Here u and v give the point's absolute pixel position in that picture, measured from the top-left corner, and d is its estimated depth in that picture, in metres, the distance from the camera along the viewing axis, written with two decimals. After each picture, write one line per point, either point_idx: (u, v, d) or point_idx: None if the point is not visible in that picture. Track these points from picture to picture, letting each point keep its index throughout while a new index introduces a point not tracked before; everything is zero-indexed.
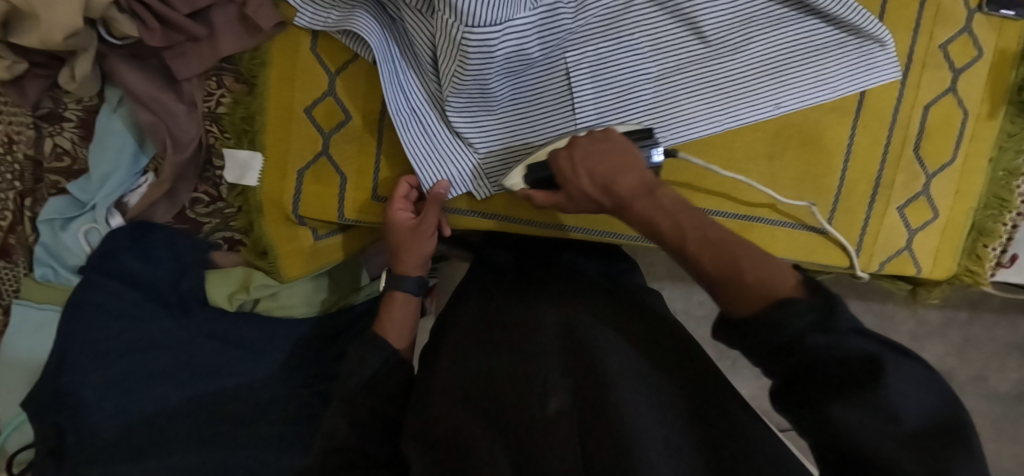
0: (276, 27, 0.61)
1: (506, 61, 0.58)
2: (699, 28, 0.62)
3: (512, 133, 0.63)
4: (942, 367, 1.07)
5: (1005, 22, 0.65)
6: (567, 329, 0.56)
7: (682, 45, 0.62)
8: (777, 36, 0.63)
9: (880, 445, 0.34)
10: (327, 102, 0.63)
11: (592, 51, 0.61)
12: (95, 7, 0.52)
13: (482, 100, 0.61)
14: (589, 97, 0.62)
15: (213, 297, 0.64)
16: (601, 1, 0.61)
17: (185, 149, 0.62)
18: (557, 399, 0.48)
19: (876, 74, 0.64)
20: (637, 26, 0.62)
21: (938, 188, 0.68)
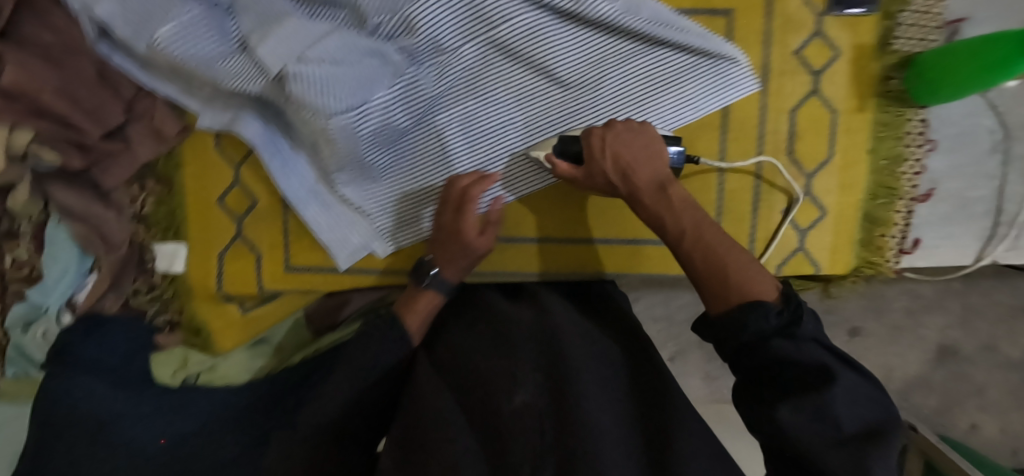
0: (183, 132, 0.70)
1: (377, 135, 0.64)
2: (554, 75, 0.67)
3: (398, 194, 0.69)
4: (945, 340, 0.95)
5: (858, 19, 0.67)
6: (542, 331, 0.59)
7: (541, 91, 0.67)
8: (631, 69, 0.67)
9: (814, 443, 0.45)
10: (236, 189, 0.70)
11: (458, 112, 0.67)
12: (15, 146, 0.63)
13: (363, 171, 0.67)
14: (464, 152, 0.68)
15: (158, 377, 0.71)
16: (458, 66, 0.66)
17: (118, 249, 0.70)
18: (523, 393, 0.51)
19: (735, 89, 0.67)
20: (496, 82, 0.67)
21: (821, 186, 0.69)
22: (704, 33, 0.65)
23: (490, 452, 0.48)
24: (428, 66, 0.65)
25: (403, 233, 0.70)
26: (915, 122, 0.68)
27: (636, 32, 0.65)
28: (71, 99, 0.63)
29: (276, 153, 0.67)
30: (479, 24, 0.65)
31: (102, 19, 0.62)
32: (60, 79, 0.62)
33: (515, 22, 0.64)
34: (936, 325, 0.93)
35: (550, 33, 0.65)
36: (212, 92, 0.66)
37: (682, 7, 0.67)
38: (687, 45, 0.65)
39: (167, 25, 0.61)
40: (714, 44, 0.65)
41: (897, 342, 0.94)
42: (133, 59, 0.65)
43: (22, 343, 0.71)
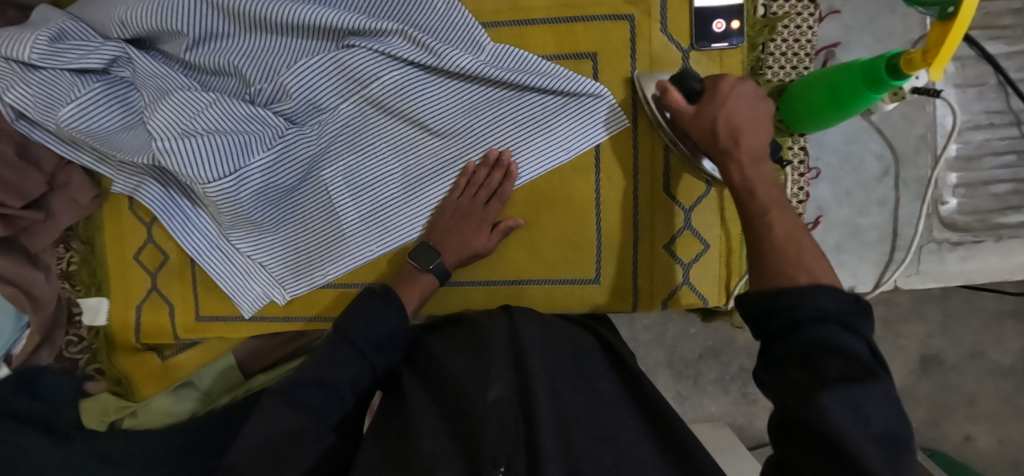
0: (98, 197, 0.75)
1: (261, 193, 0.69)
2: (426, 126, 0.70)
3: (291, 245, 0.73)
4: (928, 350, 0.94)
5: (724, 53, 0.67)
6: (513, 334, 0.59)
7: (418, 142, 0.71)
8: (501, 116, 0.69)
9: (852, 439, 0.37)
10: (150, 246, 0.76)
11: (340, 166, 0.71)
12: None
13: (255, 226, 0.71)
14: (348, 203, 0.71)
15: (86, 423, 0.76)
16: (337, 123, 0.70)
17: (46, 306, 0.75)
18: (499, 388, 0.50)
19: (605, 126, 0.68)
20: (375, 136, 0.71)
21: (701, 220, 0.69)
22: (567, 75, 0.67)
23: (461, 445, 0.47)
24: (309, 125, 0.70)
25: (298, 281, 0.74)
26: (795, 151, 0.67)
27: (500, 80, 0.68)
28: None
29: (178, 213, 0.73)
30: (353, 84, 0.69)
31: (14, 103, 0.69)
32: None
33: (384, 80, 0.68)
34: (916, 334, 0.94)
35: (419, 87, 0.69)
36: (117, 161, 0.72)
37: (547, 53, 0.69)
38: (552, 89, 0.67)
39: (67, 105, 0.67)
40: (577, 85, 0.67)
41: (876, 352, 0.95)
42: (49, 137, 0.72)
43: None
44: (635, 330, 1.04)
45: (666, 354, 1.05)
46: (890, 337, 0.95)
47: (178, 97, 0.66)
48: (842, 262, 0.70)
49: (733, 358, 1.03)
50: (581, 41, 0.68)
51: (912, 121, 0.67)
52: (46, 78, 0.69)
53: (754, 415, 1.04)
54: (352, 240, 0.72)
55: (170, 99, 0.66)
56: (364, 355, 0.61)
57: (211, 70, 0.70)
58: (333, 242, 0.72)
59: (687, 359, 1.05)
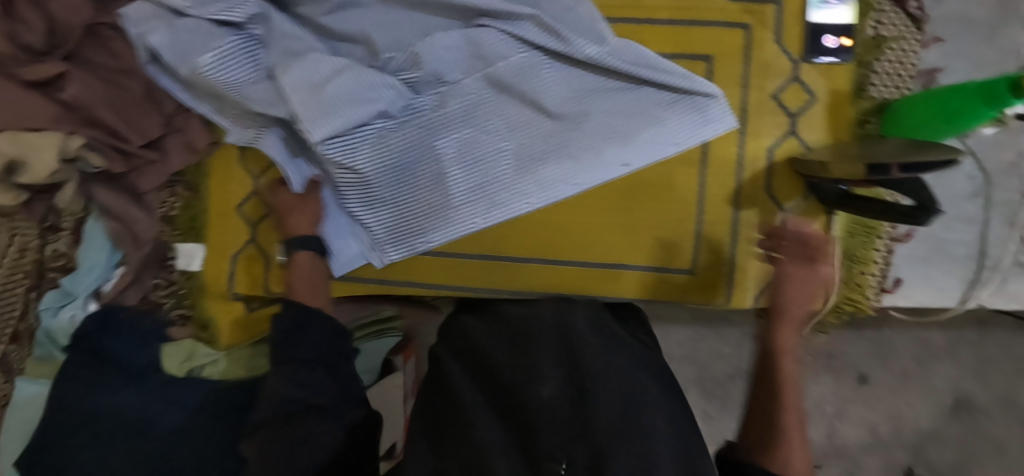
0: (211, 145, 0.77)
1: (377, 154, 0.71)
2: (544, 108, 0.72)
3: (394, 209, 0.74)
4: (960, 392, 0.95)
5: (832, 67, 0.71)
6: (560, 328, 0.64)
7: (532, 122, 0.73)
8: (615, 105, 0.72)
9: None
10: (254, 199, 0.77)
11: (454, 137, 0.73)
12: (70, 150, 0.68)
13: (363, 186, 0.72)
14: (458, 176, 0.72)
15: (167, 368, 0.78)
16: (457, 96, 0.73)
17: (145, 245, 0.77)
18: (551, 386, 0.56)
19: (714, 125, 0.71)
20: (492, 112, 0.73)
21: (801, 222, 0.72)
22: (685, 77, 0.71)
23: (517, 434, 0.55)
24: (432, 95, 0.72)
25: (396, 245, 0.75)
26: None
27: (622, 71, 0.71)
28: (117, 112, 0.71)
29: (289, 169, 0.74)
30: (478, 61, 0.72)
31: (154, 46, 0.70)
32: (110, 96, 0.71)
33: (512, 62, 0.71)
34: (948, 374, 0.95)
35: (543, 72, 0.72)
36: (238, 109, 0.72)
37: (663, 51, 0.73)
38: (669, 84, 0.70)
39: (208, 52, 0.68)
40: (694, 82, 0.70)
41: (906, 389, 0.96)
42: (173, 82, 0.72)
43: (50, 327, 0.79)
44: (669, 345, 1.03)
45: (697, 372, 1.02)
46: (921, 375, 0.96)
47: (313, 58, 0.67)
48: (928, 276, 0.72)
49: None
50: (699, 43, 0.72)
51: (1001, 148, 0.71)
52: (188, 27, 0.69)
53: None
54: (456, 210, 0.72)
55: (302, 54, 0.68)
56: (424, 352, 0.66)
57: (344, 35, 0.73)
58: (436, 210, 0.73)
59: (717, 379, 1.03)
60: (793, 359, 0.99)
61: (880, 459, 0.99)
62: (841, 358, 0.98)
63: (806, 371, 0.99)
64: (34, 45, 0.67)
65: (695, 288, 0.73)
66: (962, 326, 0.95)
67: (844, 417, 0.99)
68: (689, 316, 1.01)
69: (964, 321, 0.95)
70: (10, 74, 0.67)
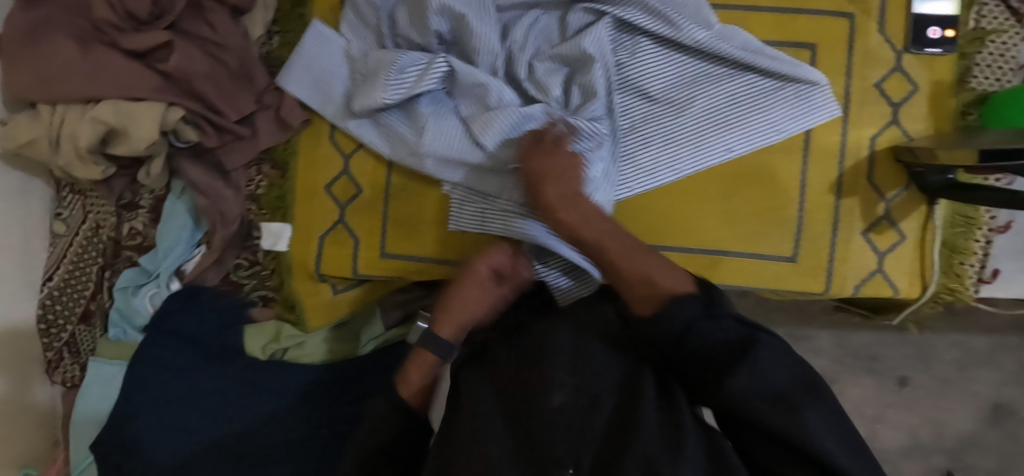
0: (304, 122, 0.75)
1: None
2: (647, 92, 0.72)
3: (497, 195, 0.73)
4: (1000, 398, 0.99)
5: (934, 58, 0.72)
6: (579, 333, 0.60)
7: (634, 107, 0.73)
8: (720, 92, 0.71)
9: None
10: (343, 179, 0.75)
11: None
12: (169, 122, 0.67)
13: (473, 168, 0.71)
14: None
15: (249, 349, 0.76)
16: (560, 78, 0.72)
17: (231, 224, 0.75)
18: (560, 393, 0.54)
19: (818, 112, 0.71)
20: None
21: (901, 211, 0.72)
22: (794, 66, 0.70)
23: (525, 449, 0.51)
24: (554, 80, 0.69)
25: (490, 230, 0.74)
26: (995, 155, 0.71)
27: (727, 57, 0.70)
28: (215, 86, 0.69)
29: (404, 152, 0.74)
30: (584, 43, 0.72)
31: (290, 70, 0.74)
32: (209, 69, 0.69)
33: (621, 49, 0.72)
34: (988, 380, 0.99)
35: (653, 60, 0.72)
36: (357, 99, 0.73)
37: (768, 38, 0.73)
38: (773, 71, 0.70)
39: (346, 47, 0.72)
40: (798, 70, 0.69)
41: (946, 393, 1.00)
42: (300, 84, 0.74)
43: (127, 307, 0.77)
44: None
45: None
46: (962, 382, 1.00)
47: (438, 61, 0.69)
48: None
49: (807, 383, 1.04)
50: (804, 31, 0.72)
51: None
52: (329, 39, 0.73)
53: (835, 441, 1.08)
54: None
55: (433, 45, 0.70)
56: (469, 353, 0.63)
57: None
58: None
59: None
60: (834, 360, 1.04)
61: (918, 464, 1.03)
62: (883, 361, 1.02)
63: (848, 372, 1.03)
64: (139, 13, 0.65)
65: (794, 276, 0.72)
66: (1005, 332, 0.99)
67: (885, 421, 1.02)
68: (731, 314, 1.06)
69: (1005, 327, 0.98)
70: (111, 42, 0.65)
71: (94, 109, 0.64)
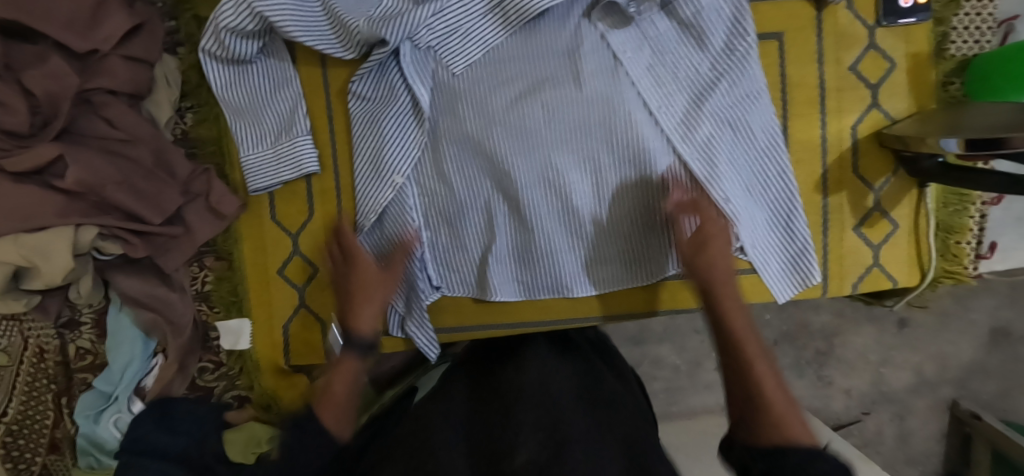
0: (239, 207, 0.69)
1: (420, 183, 0.67)
2: (511, 75, 0.64)
3: (437, 210, 0.68)
4: (997, 322, 1.08)
5: (910, 28, 0.66)
6: (541, 382, 0.56)
7: (453, 121, 0.64)
8: (559, 83, 0.63)
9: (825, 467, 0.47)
10: (296, 259, 0.70)
11: (444, 157, 0.66)
12: (82, 243, 0.60)
13: (446, 225, 0.68)
14: (453, 48, 0.63)
15: (232, 455, 0.71)
16: (456, 130, 0.64)
17: (184, 332, 0.69)
18: (526, 450, 0.45)
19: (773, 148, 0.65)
20: (440, 153, 0.66)
21: (891, 202, 0.67)
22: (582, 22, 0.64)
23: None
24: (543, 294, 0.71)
25: (457, 270, 0.71)
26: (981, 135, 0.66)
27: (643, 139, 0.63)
28: (130, 190, 0.62)
29: (427, 220, 0.68)
30: (468, 85, 0.64)
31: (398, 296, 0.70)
32: (119, 173, 0.61)
33: (757, 94, 0.64)
34: (985, 306, 1.08)
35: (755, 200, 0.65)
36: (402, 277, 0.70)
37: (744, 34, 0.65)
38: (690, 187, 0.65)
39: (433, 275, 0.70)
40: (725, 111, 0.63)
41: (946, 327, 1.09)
42: (274, 179, 0.67)
43: (94, 434, 0.71)
44: None
45: None
46: (958, 313, 1.08)
47: (395, 240, 0.69)
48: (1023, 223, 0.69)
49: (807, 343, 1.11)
50: (767, 20, 0.65)
51: None
52: (264, 159, 0.67)
53: (830, 397, 1.12)
54: (435, 204, 0.68)
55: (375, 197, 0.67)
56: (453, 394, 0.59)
57: (424, 190, 0.67)
58: (440, 211, 0.68)
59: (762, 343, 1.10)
60: (836, 314, 1.09)
61: (926, 398, 1.12)
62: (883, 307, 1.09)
63: (851, 324, 1.09)
64: (17, 130, 0.57)
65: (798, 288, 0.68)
66: None
67: (890, 363, 1.11)
68: None
69: None
70: None
71: None
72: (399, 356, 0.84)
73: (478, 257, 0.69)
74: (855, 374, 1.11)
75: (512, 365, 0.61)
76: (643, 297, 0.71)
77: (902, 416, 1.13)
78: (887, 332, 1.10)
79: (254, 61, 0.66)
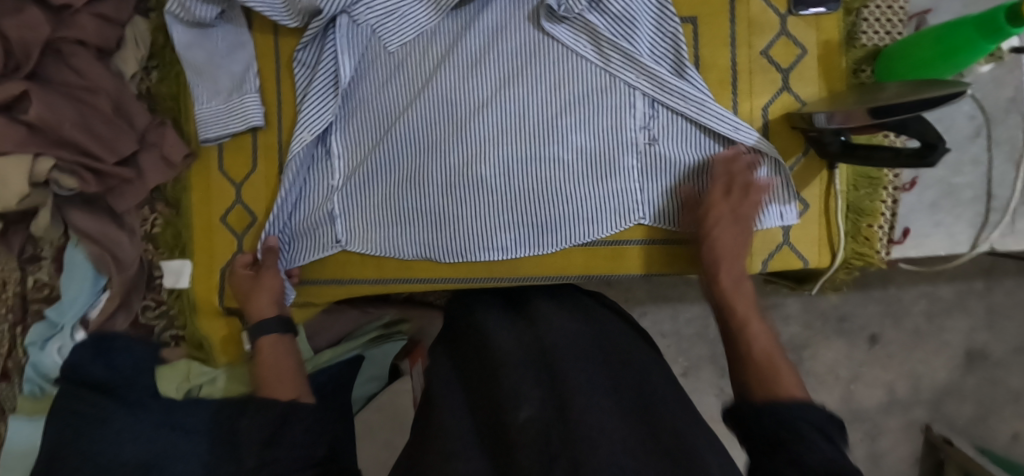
0: (188, 157, 0.75)
1: (343, 145, 0.72)
2: (437, 51, 0.70)
3: (354, 172, 0.72)
4: (973, 345, 0.98)
5: (820, 18, 0.69)
6: (540, 343, 0.58)
7: (379, 90, 0.70)
8: (480, 62, 0.69)
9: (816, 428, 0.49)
10: (237, 209, 0.75)
11: (365, 122, 0.71)
12: (38, 173, 0.67)
13: (360, 185, 0.72)
14: (391, 27, 0.69)
15: (164, 391, 0.74)
16: (380, 97, 0.71)
17: (128, 267, 0.75)
18: (529, 408, 0.47)
19: (677, 132, 0.69)
20: (363, 117, 0.71)
21: (801, 182, 0.70)
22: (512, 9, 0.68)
23: (499, 462, 0.45)
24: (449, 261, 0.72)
25: (365, 233, 0.72)
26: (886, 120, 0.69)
27: (549, 116, 0.68)
28: (88, 131, 0.68)
29: (345, 181, 0.72)
30: (398, 58, 0.70)
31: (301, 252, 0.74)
32: (77, 115, 0.68)
33: (669, 78, 0.66)
34: (965, 327, 0.98)
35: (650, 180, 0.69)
36: (312, 234, 0.73)
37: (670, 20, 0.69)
38: (593, 165, 0.69)
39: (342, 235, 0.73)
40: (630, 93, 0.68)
41: (919, 346, 0.99)
42: (223, 132, 0.73)
43: (39, 361, 0.76)
44: (678, 325, 1.01)
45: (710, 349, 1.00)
46: (935, 331, 0.99)
47: (313, 197, 0.73)
48: (938, 208, 0.71)
49: (778, 352, 1.00)
50: (683, 4, 0.69)
51: (1003, 83, 0.69)
52: (214, 113, 0.73)
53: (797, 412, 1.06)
54: (352, 165, 0.72)
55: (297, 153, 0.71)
56: (454, 357, 0.62)
57: (344, 150, 0.72)
58: (355, 173, 0.72)
59: None
60: (803, 326, 1.00)
61: (899, 418, 1.01)
62: (852, 321, 1.00)
63: (818, 337, 1.00)
64: None
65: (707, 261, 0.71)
66: (969, 278, 0.97)
67: (860, 380, 1.00)
68: (696, 293, 0.99)
69: (970, 273, 0.97)
70: None
71: None
72: (350, 319, 0.86)
73: (388, 220, 0.72)
74: (824, 388, 1.01)
75: (493, 326, 0.63)
76: (559, 263, 0.73)
77: (873, 437, 1.01)
78: (857, 350, 1.00)
79: (215, 26, 0.73)
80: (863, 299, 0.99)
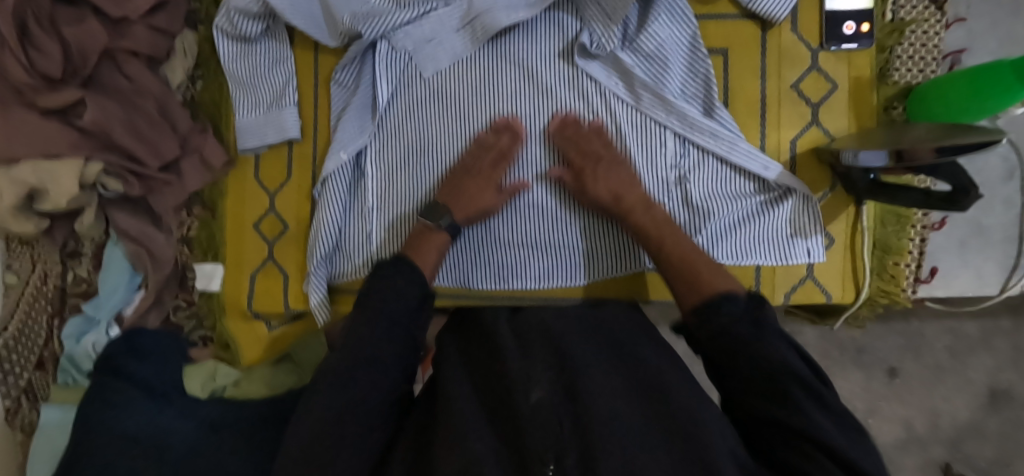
0: (226, 163, 0.77)
1: (377, 166, 0.74)
2: (472, 78, 0.71)
3: (387, 194, 0.73)
4: (997, 385, 0.96)
5: (852, 54, 0.69)
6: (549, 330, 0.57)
7: (415, 115, 0.72)
8: (514, 93, 0.71)
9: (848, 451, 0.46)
10: (270, 216, 0.77)
11: (400, 145, 0.73)
12: (87, 174, 0.69)
13: (393, 207, 0.73)
14: (427, 53, 0.71)
15: (189, 388, 0.76)
16: (415, 123, 0.72)
17: (165, 267, 0.77)
18: (539, 389, 0.48)
19: (710, 167, 0.69)
20: (397, 140, 0.73)
21: (827, 217, 0.69)
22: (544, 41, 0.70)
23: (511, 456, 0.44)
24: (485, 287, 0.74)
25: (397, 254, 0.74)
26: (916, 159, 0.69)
27: None
28: (134, 134, 0.71)
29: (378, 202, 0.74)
30: (433, 84, 0.72)
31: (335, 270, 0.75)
32: (127, 119, 0.71)
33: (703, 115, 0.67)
34: (990, 365, 0.96)
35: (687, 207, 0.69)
36: (345, 251, 0.75)
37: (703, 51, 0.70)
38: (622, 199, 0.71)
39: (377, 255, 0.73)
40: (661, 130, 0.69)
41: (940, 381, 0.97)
42: (260, 142, 0.75)
43: (73, 353, 0.79)
44: None
45: None
46: (958, 369, 0.97)
47: (345, 216, 0.74)
48: (966, 247, 0.70)
49: None
50: (715, 36, 0.70)
51: None
52: (252, 123, 0.75)
53: None
54: (386, 187, 0.73)
55: (333, 172, 0.72)
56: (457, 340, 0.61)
57: (379, 172, 0.74)
58: (389, 195, 0.73)
59: None
60: (821, 357, 0.99)
61: (916, 456, 0.98)
62: (871, 354, 0.98)
63: (835, 367, 0.99)
64: (51, 71, 0.67)
65: None
66: (996, 316, 0.95)
67: (876, 414, 0.98)
68: None
69: (997, 311, 0.95)
70: (28, 100, 0.68)
71: (13, 169, 0.67)
72: None
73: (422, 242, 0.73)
74: None
75: (504, 317, 0.63)
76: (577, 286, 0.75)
77: None
78: (875, 383, 0.98)
79: (258, 41, 0.76)
80: (884, 333, 0.97)
